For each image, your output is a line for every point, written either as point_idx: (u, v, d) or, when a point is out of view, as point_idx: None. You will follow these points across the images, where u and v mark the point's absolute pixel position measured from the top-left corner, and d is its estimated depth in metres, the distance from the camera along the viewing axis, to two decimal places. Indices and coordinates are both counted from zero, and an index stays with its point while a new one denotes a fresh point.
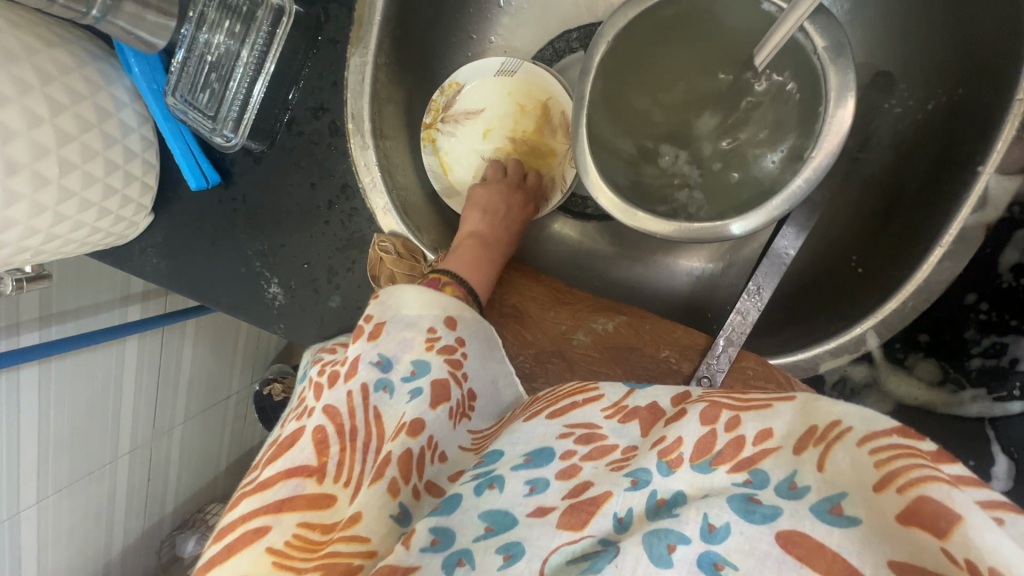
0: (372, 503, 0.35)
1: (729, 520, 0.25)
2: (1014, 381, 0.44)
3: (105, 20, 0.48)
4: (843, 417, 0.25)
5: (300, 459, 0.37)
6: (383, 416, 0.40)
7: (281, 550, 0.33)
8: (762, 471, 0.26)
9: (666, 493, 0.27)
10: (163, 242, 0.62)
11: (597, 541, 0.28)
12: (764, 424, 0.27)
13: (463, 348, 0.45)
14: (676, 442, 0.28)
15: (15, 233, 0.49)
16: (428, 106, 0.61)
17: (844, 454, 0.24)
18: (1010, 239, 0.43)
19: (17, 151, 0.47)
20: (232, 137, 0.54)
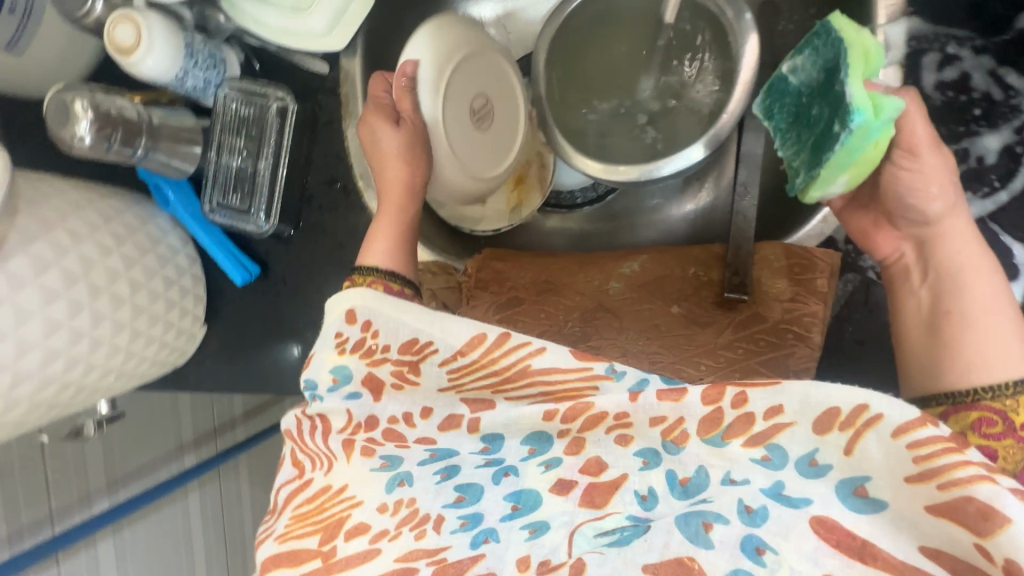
0: (359, 473, 0.39)
1: (764, 503, 0.31)
2: (990, 176, 0.50)
3: (148, 156, 0.56)
4: (871, 406, 0.28)
5: (287, 474, 0.43)
6: (329, 417, 0.42)
7: (284, 531, 0.39)
8: (781, 448, 0.31)
9: (687, 472, 0.33)
10: (220, 347, 0.69)
11: (626, 516, 0.34)
12: (774, 401, 0.30)
13: (372, 330, 0.41)
14: (681, 421, 0.32)
15: (103, 353, 0.54)
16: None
17: (873, 438, 0.28)
18: (921, 66, 0.50)
19: (97, 277, 0.53)
20: (267, 226, 0.62)
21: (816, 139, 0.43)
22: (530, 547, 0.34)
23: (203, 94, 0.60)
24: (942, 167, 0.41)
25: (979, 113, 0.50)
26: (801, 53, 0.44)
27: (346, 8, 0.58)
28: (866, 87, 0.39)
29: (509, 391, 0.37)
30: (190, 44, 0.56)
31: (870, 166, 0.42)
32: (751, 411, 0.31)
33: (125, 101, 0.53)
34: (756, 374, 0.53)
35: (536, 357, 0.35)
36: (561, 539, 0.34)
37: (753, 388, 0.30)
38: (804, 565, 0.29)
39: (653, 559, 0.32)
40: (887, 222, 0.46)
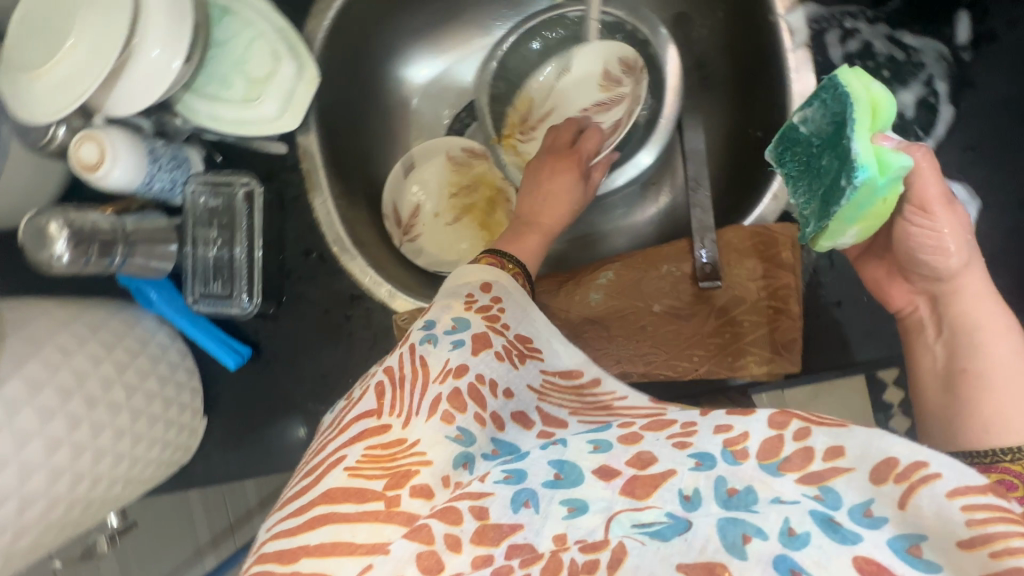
0: (433, 436, 0.36)
1: (811, 528, 0.26)
2: (913, 128, 0.54)
3: (127, 262, 0.57)
4: (932, 461, 0.26)
5: (362, 406, 0.38)
6: (427, 361, 0.39)
7: (354, 466, 0.34)
8: (834, 491, 0.27)
9: (738, 485, 0.29)
10: (223, 435, 0.69)
11: (667, 514, 0.30)
12: (835, 440, 0.28)
13: (500, 306, 0.44)
14: (746, 437, 0.30)
15: (107, 463, 0.54)
16: (387, 227, 0.71)
17: (929, 496, 0.25)
18: (826, 44, 0.55)
19: (92, 388, 0.53)
20: (251, 307, 0.63)
21: (825, 189, 0.44)
22: (566, 526, 0.31)
23: (171, 194, 0.63)
24: (953, 226, 0.44)
25: (887, 75, 0.54)
26: (811, 105, 0.44)
27: (293, 91, 0.61)
28: (872, 142, 0.41)
29: (584, 413, 0.39)
30: (152, 150, 0.59)
31: (878, 218, 0.44)
32: (813, 446, 0.28)
33: (97, 214, 0.55)
34: (746, 354, 0.56)
35: (619, 398, 0.40)
36: (597, 524, 0.30)
37: (818, 425, 0.29)
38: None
39: (689, 559, 0.27)
40: (900, 274, 0.49)
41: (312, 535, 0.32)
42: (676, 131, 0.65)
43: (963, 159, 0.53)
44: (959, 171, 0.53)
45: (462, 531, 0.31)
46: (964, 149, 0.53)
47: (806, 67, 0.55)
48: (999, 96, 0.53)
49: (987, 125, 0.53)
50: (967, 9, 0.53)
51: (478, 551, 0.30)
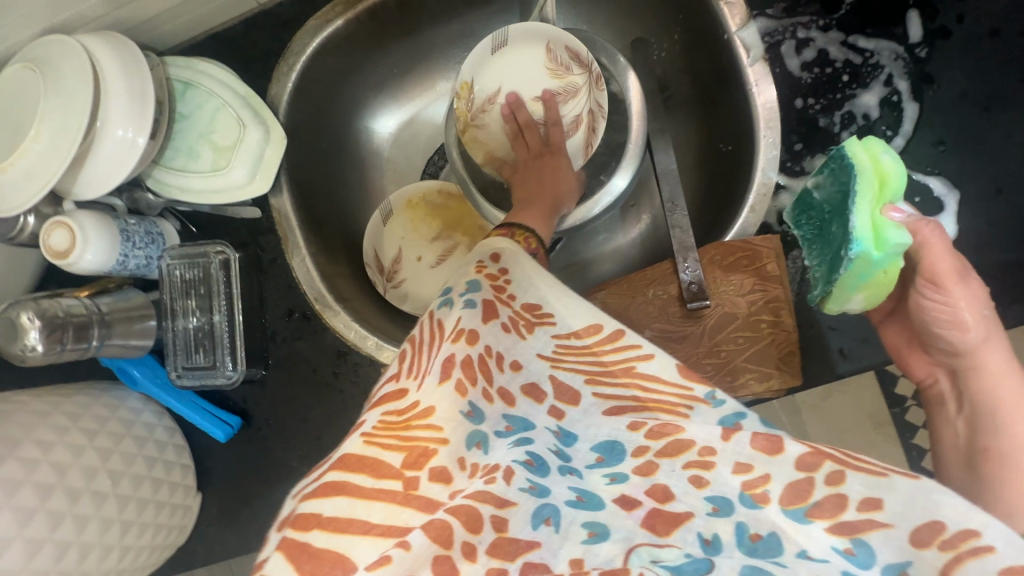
0: (448, 408, 0.31)
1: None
2: (880, 127, 0.54)
3: (104, 344, 0.56)
4: (987, 535, 0.24)
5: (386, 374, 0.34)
6: (444, 322, 0.36)
7: (369, 433, 0.29)
8: (867, 544, 0.26)
9: (761, 531, 0.29)
10: (220, 510, 0.66)
11: (684, 553, 0.31)
12: (873, 493, 0.26)
13: (507, 278, 0.39)
14: (767, 479, 0.28)
15: (94, 556, 0.53)
16: (372, 277, 0.71)
17: (978, 571, 0.23)
18: (782, 55, 0.55)
19: (74, 480, 0.51)
20: (235, 373, 0.62)
21: (831, 255, 0.47)
22: (584, 554, 0.31)
23: (147, 270, 0.62)
24: (969, 300, 0.43)
25: (847, 79, 0.54)
26: (823, 174, 0.48)
27: (261, 154, 0.62)
28: (874, 214, 0.43)
29: (602, 382, 0.34)
30: (123, 229, 0.58)
31: (884, 288, 0.45)
32: (846, 492, 0.27)
33: (71, 300, 0.55)
34: (744, 371, 0.55)
35: (642, 359, 0.33)
36: (616, 553, 0.32)
37: (852, 469, 0.27)
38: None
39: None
40: (921, 346, 0.49)
41: (325, 504, 0.26)
42: (646, 152, 0.65)
43: (934, 154, 0.53)
44: (934, 165, 0.53)
45: (481, 540, 0.29)
46: (934, 144, 0.53)
47: (766, 80, 0.55)
48: (961, 89, 0.52)
49: (953, 119, 0.53)
50: (915, 8, 0.53)
51: (494, 562, 0.29)
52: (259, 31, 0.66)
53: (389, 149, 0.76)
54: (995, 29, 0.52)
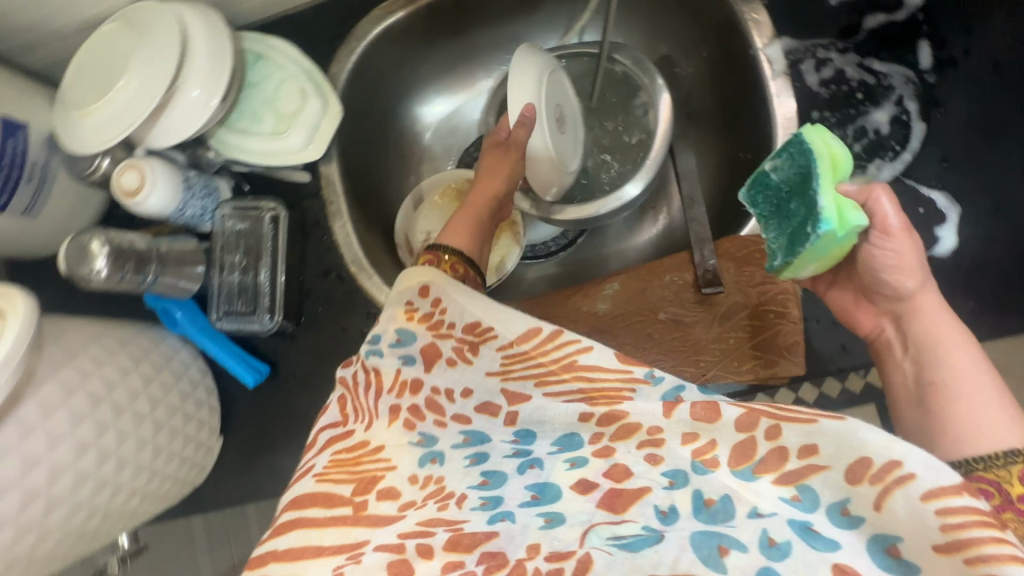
0: (397, 441, 0.39)
1: (790, 537, 0.30)
2: (891, 143, 0.58)
3: (157, 280, 0.61)
4: (907, 464, 0.27)
5: (330, 419, 0.42)
6: (382, 370, 0.42)
7: (322, 472, 0.37)
8: (812, 489, 0.30)
9: (714, 495, 0.32)
10: (237, 456, 0.69)
11: (642, 526, 0.33)
12: (808, 441, 0.30)
13: (441, 307, 0.44)
14: (714, 445, 0.32)
15: (129, 473, 0.54)
16: (402, 257, 0.75)
17: (902, 497, 0.27)
18: (803, 72, 0.61)
19: (120, 396, 0.53)
20: (271, 324, 0.66)
21: (792, 231, 0.48)
22: (543, 536, 0.34)
23: (201, 221, 0.67)
24: (911, 248, 0.46)
25: (861, 97, 0.59)
26: (779, 157, 0.48)
27: (318, 124, 0.67)
28: (836, 196, 0.45)
29: (550, 383, 0.38)
30: (186, 179, 0.64)
31: (834, 257, 0.49)
32: (786, 445, 0.30)
33: (134, 235, 0.59)
34: (751, 358, 0.58)
35: (584, 352, 0.37)
36: (574, 536, 0.34)
37: (789, 422, 0.30)
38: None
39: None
40: (866, 299, 0.51)
41: (280, 541, 0.34)
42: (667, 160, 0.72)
43: (939, 171, 0.57)
44: (939, 180, 0.57)
45: (436, 539, 0.34)
46: (938, 161, 0.57)
47: (787, 93, 0.60)
48: (966, 114, 0.57)
49: (958, 140, 0.57)
50: (926, 39, 0.58)
51: (450, 557, 0.33)
52: (327, 18, 0.73)
53: (430, 137, 0.82)
54: (996, 63, 0.57)
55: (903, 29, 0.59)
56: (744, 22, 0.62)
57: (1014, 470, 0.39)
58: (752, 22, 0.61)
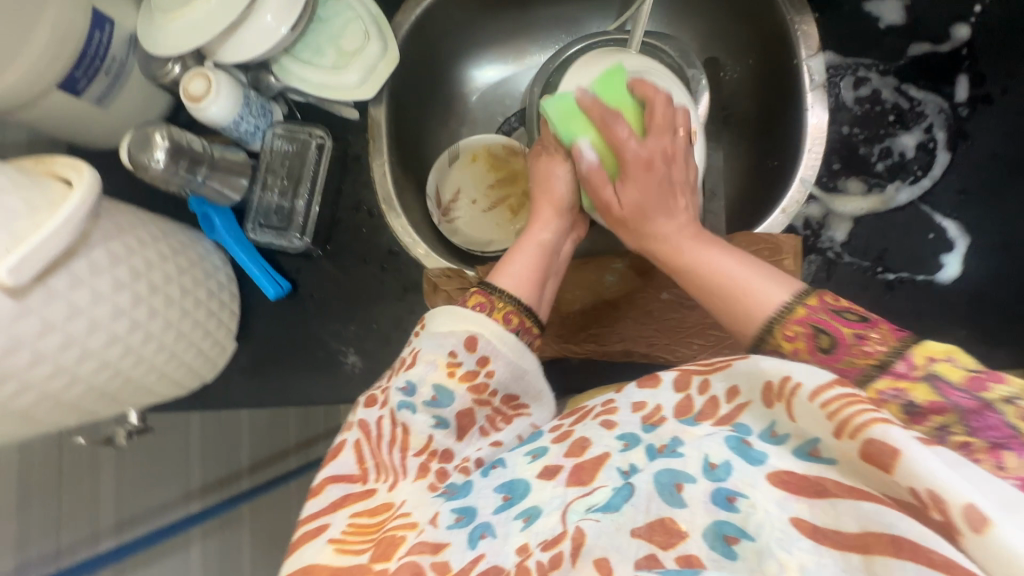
0: (418, 498, 0.43)
1: (727, 459, 0.35)
2: (913, 167, 0.60)
3: (205, 182, 0.65)
4: (793, 375, 0.33)
5: (343, 468, 0.44)
6: (411, 432, 0.44)
7: (340, 539, 0.40)
8: (745, 424, 0.36)
9: (664, 441, 0.38)
10: (248, 362, 0.74)
11: (611, 487, 0.38)
12: (730, 383, 0.37)
13: (487, 369, 0.47)
14: (658, 408, 0.40)
15: (152, 347, 0.59)
16: (430, 207, 0.80)
17: (798, 404, 0.33)
18: (841, 87, 0.63)
19: (155, 277, 0.58)
20: (300, 244, 0.70)
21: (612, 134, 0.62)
22: (527, 535, 0.38)
23: (252, 138, 0.71)
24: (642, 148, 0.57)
25: (893, 119, 0.61)
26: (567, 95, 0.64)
27: (374, 66, 0.71)
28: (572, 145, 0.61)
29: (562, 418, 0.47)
30: (246, 96, 0.68)
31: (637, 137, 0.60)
32: (715, 394, 0.38)
33: (193, 137, 0.64)
34: (740, 348, 0.61)
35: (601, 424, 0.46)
36: (555, 521, 0.38)
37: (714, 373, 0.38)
38: (772, 507, 0.31)
39: (641, 525, 0.35)
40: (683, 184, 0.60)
41: None
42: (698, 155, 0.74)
43: (955, 201, 0.59)
44: (952, 210, 0.59)
45: None
46: (956, 192, 0.59)
47: (821, 105, 0.62)
48: (992, 150, 0.59)
49: (979, 174, 0.59)
50: (966, 73, 0.60)
51: None
52: None
53: (476, 100, 0.85)
54: None
55: (946, 60, 0.61)
56: (793, 32, 0.64)
57: (780, 330, 0.43)
58: (800, 32, 0.63)
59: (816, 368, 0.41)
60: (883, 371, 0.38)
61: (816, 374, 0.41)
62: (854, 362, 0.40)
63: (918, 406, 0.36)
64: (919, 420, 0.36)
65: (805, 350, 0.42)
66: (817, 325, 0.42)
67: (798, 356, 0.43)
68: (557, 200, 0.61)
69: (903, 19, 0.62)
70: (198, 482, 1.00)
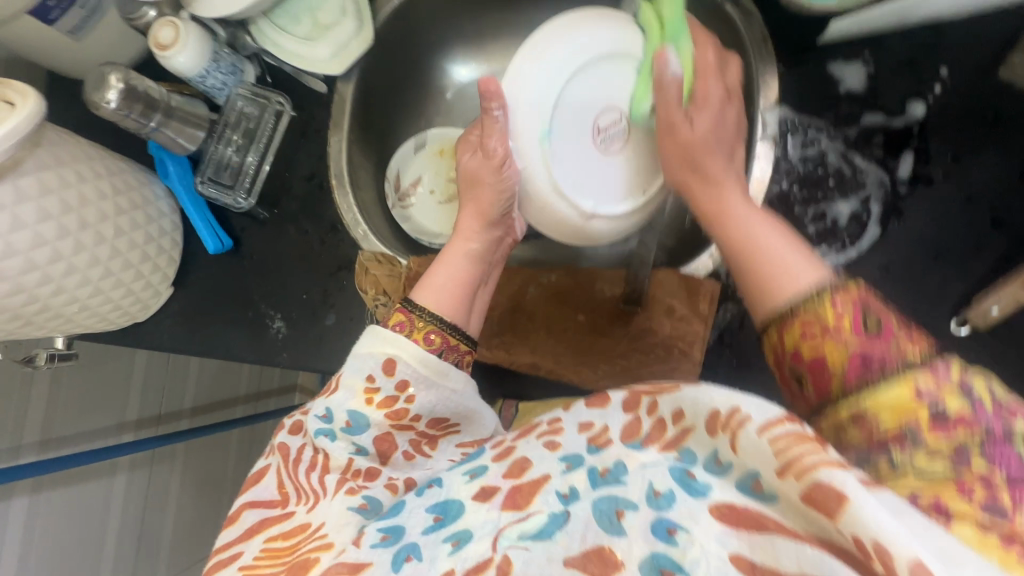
0: (341, 510, 0.46)
1: (671, 489, 0.35)
2: (842, 235, 0.61)
3: (158, 129, 0.66)
4: (740, 406, 0.33)
5: (266, 493, 0.49)
6: (332, 456, 0.49)
7: (251, 564, 0.44)
8: (689, 450, 0.37)
9: (608, 464, 0.39)
10: (180, 310, 0.75)
11: (547, 512, 0.39)
12: (676, 406, 0.38)
13: (406, 395, 0.49)
14: (606, 429, 0.42)
15: (73, 280, 0.60)
16: (386, 190, 0.81)
17: (742, 436, 0.32)
18: (789, 143, 0.63)
19: (88, 214, 0.60)
20: (245, 204, 0.73)
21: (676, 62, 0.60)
22: (454, 561, 0.38)
23: (218, 93, 0.72)
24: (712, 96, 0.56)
25: (832, 184, 0.62)
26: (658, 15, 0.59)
27: (346, 43, 0.72)
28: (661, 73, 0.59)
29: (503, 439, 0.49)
30: (216, 52, 0.68)
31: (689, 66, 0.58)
32: (661, 416, 0.39)
33: (153, 83, 0.65)
34: (643, 382, 0.62)
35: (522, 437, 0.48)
36: (484, 547, 0.38)
37: (662, 396, 0.39)
38: (712, 543, 0.31)
39: (574, 553, 0.35)
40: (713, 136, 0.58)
41: None
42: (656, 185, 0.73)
43: (876, 277, 0.60)
44: (872, 283, 0.60)
45: None
46: (879, 268, 0.60)
47: (767, 158, 0.63)
48: (922, 233, 0.59)
49: (904, 254, 0.59)
50: (912, 151, 0.60)
51: None
52: None
53: (452, 94, 0.87)
54: (968, 197, 0.59)
55: (896, 135, 0.61)
56: (755, 81, 0.64)
57: (827, 301, 0.38)
58: (762, 82, 0.63)
59: (853, 346, 0.37)
60: (923, 368, 0.34)
61: (853, 352, 0.37)
62: (895, 349, 0.36)
63: (947, 415, 0.33)
64: (942, 430, 0.32)
65: (849, 329, 0.37)
66: (866, 304, 0.37)
67: (839, 336, 0.37)
68: (481, 206, 0.61)
69: (863, 86, 0.62)
70: (133, 415, 1.05)
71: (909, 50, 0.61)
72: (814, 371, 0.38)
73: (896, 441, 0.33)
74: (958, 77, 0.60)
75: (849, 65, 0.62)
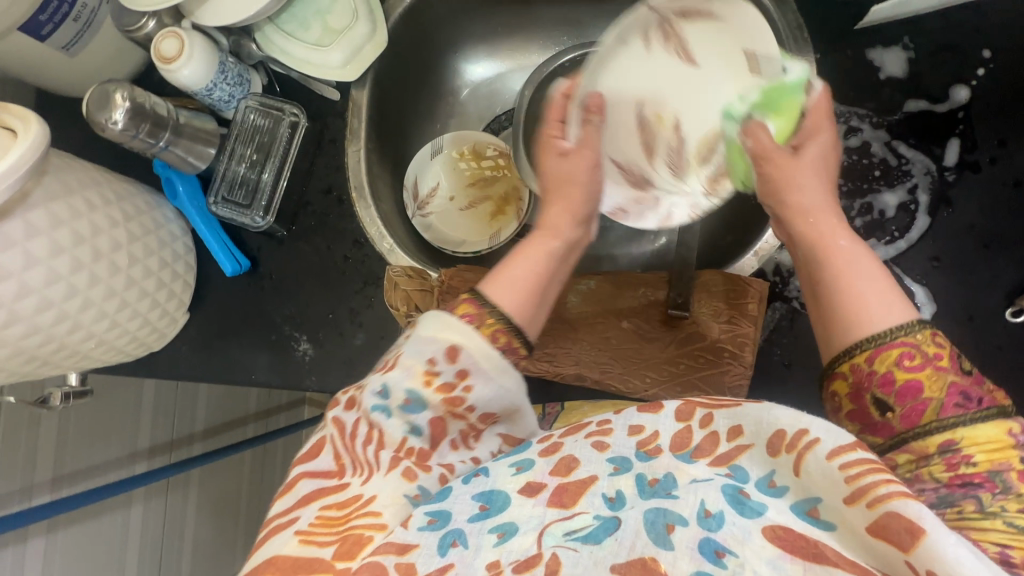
0: (394, 492, 0.39)
1: (722, 509, 0.35)
2: (890, 228, 0.59)
3: (167, 148, 0.63)
4: (812, 430, 0.34)
5: (320, 464, 0.40)
6: (384, 433, 0.40)
7: (306, 530, 0.37)
8: (742, 468, 0.37)
9: (657, 475, 0.38)
10: (197, 336, 0.72)
11: (592, 516, 0.38)
12: (734, 422, 0.37)
13: (465, 385, 0.41)
14: (656, 436, 0.40)
15: (89, 315, 0.57)
16: (404, 198, 0.77)
17: (811, 459, 0.34)
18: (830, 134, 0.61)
19: (101, 243, 0.56)
20: (262, 223, 0.68)
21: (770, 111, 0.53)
22: (500, 553, 0.36)
23: (225, 105, 0.68)
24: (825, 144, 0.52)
25: (878, 175, 0.60)
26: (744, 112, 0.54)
27: (360, 48, 0.68)
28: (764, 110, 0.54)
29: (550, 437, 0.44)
30: (223, 63, 0.64)
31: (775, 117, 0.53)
32: (716, 429, 0.38)
33: (159, 100, 0.62)
34: (694, 388, 0.61)
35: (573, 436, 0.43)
36: (529, 542, 0.37)
37: (717, 409, 0.38)
38: (763, 566, 0.32)
39: (621, 560, 0.34)
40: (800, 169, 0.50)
41: None
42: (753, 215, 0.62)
43: (927, 267, 0.58)
44: (924, 275, 0.58)
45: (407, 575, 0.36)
46: (930, 259, 0.58)
47: None
48: (972, 222, 0.58)
49: (955, 242, 0.58)
50: (958, 137, 0.59)
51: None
52: None
53: (467, 94, 0.84)
54: (1017, 182, 0.58)
55: (940, 122, 0.59)
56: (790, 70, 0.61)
57: (930, 332, 0.40)
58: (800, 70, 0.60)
59: (953, 380, 0.39)
60: (1012, 417, 0.38)
61: (952, 384, 0.39)
62: (989, 391, 0.39)
63: None
64: None
65: (947, 364, 0.40)
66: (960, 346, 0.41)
67: (939, 368, 0.40)
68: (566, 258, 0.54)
69: (904, 72, 0.60)
70: (144, 444, 1.01)
71: (951, 34, 0.59)
72: (907, 396, 0.40)
73: (984, 483, 0.37)
74: (1001, 60, 0.58)
75: (889, 51, 0.60)
